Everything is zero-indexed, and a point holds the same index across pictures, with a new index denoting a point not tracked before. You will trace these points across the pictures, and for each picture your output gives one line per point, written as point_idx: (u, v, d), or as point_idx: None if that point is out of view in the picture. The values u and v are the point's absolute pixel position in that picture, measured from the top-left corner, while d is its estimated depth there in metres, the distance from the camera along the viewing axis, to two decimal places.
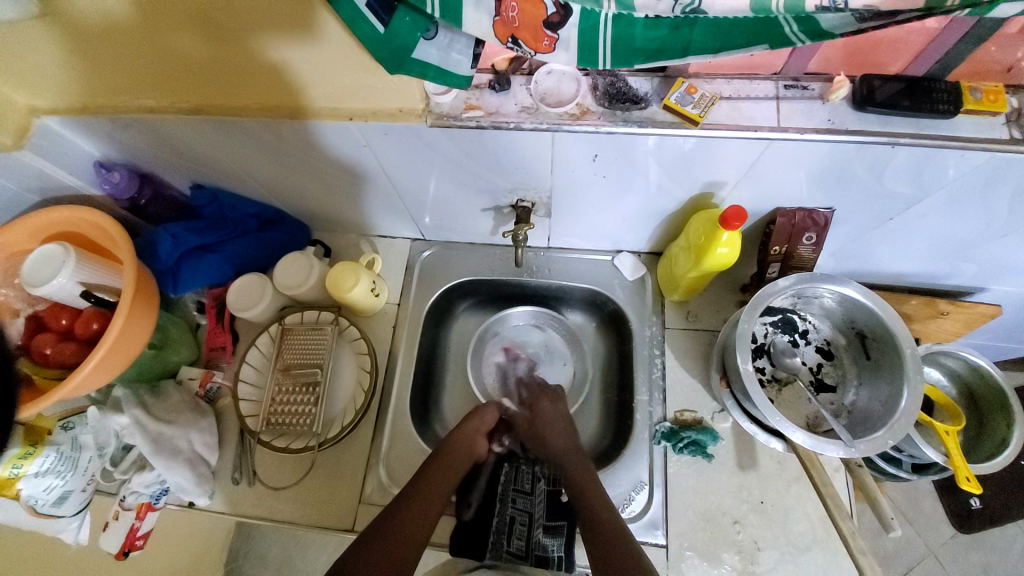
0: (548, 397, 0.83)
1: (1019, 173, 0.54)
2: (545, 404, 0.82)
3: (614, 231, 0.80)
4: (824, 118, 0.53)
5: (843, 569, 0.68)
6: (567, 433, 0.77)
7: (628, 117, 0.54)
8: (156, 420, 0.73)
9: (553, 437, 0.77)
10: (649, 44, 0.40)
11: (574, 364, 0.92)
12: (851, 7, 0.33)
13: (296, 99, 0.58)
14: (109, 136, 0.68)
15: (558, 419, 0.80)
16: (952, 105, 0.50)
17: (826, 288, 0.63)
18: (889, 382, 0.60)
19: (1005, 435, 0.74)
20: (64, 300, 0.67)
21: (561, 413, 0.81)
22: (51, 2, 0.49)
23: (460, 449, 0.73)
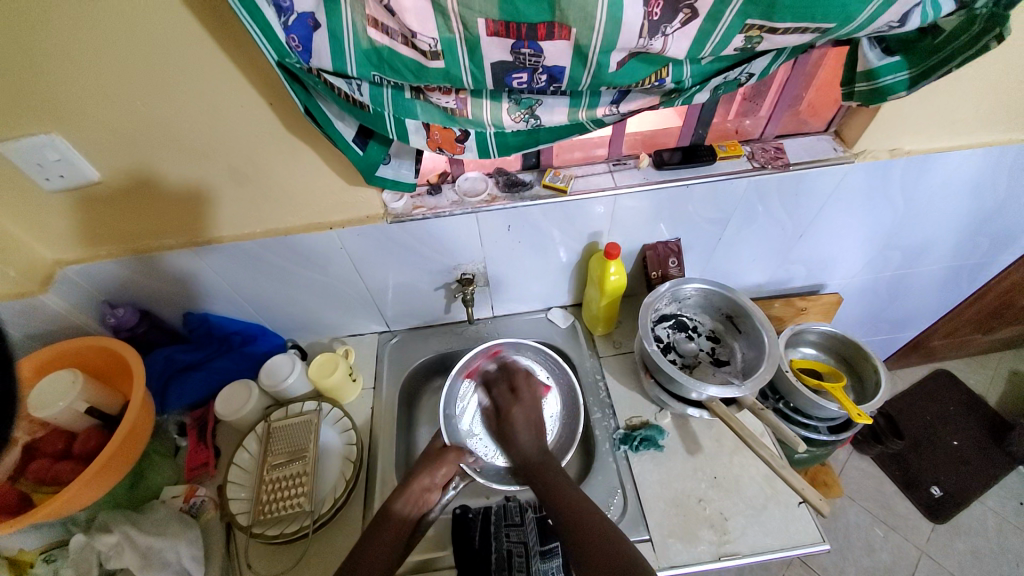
0: (518, 404, 0.88)
1: (772, 190, 0.86)
2: (515, 409, 0.87)
3: (541, 290, 1.03)
4: (642, 177, 0.84)
5: (796, 516, 0.80)
6: (537, 436, 0.84)
7: (523, 195, 0.82)
8: (145, 533, 0.73)
9: (520, 437, 0.84)
10: (517, 141, 0.68)
11: (564, 411, 0.92)
12: (621, 111, 0.64)
13: (261, 224, 0.82)
14: (122, 278, 0.85)
15: (527, 422, 0.85)
16: (710, 155, 0.83)
17: (690, 289, 0.94)
18: (757, 341, 0.87)
19: (876, 378, 1.00)
20: (65, 423, 0.75)
21: (531, 421, 0.86)
22: (113, 174, 0.71)
23: (428, 480, 0.81)
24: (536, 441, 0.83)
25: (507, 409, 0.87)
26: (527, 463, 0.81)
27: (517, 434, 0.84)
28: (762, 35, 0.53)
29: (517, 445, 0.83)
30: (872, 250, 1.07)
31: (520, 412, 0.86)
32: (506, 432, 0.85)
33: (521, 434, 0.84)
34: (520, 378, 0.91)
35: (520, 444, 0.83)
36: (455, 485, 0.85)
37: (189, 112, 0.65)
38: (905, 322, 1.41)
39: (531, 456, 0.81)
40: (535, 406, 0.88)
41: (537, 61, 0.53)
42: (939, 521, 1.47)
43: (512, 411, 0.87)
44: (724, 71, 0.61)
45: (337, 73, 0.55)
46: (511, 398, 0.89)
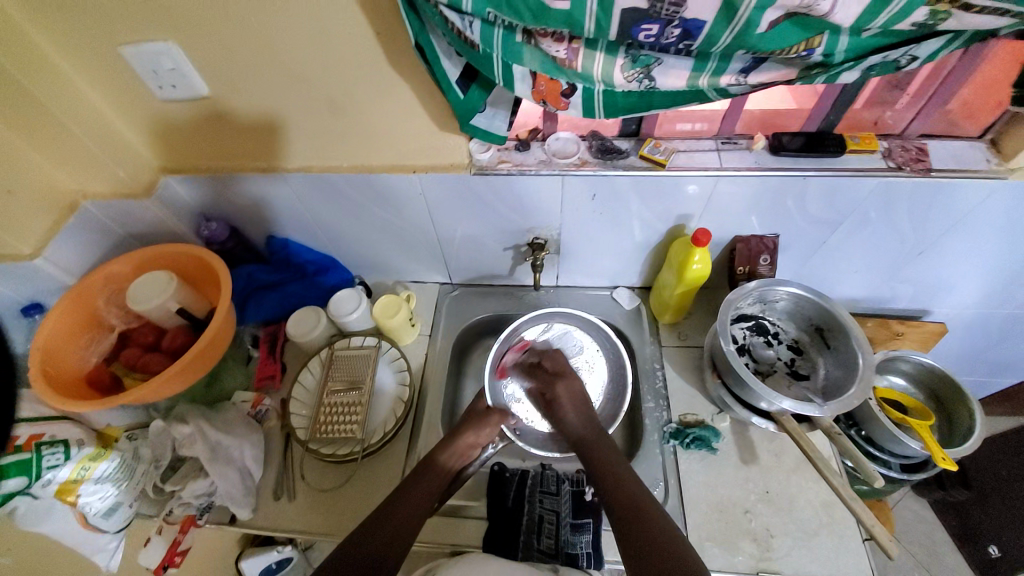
0: (561, 380, 0.88)
1: (902, 196, 0.75)
2: (560, 386, 0.86)
3: (611, 266, 0.98)
4: (753, 161, 0.75)
5: (850, 550, 0.74)
6: (586, 415, 0.83)
7: (616, 164, 0.77)
8: (217, 430, 0.80)
9: (569, 415, 0.83)
10: (626, 103, 0.62)
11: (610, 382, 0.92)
12: (750, 82, 0.56)
13: (349, 159, 0.83)
14: (216, 193, 0.89)
15: (572, 400, 0.85)
16: (839, 146, 0.73)
17: (780, 292, 0.86)
18: (848, 362, 0.80)
19: (971, 423, 0.89)
20: (159, 318, 0.83)
21: (576, 397, 0.86)
22: (218, 90, 0.73)
23: (473, 439, 0.82)
24: (586, 419, 0.83)
25: (552, 387, 0.87)
26: (578, 441, 0.80)
27: (567, 414, 0.83)
28: (951, 11, 0.45)
29: (567, 424, 0.83)
30: (1002, 283, 0.92)
31: (564, 389, 0.86)
32: (554, 410, 0.85)
33: (569, 413, 0.83)
34: (552, 355, 0.92)
35: (572, 422, 0.82)
36: (495, 444, 0.87)
37: (296, 35, 0.64)
38: (1017, 368, 1.23)
39: (584, 432, 0.81)
40: (576, 385, 0.88)
41: (675, 12, 0.47)
42: None
43: (557, 387, 0.86)
44: (886, 51, 0.51)
45: (452, 7, 0.51)
46: (553, 377, 0.89)
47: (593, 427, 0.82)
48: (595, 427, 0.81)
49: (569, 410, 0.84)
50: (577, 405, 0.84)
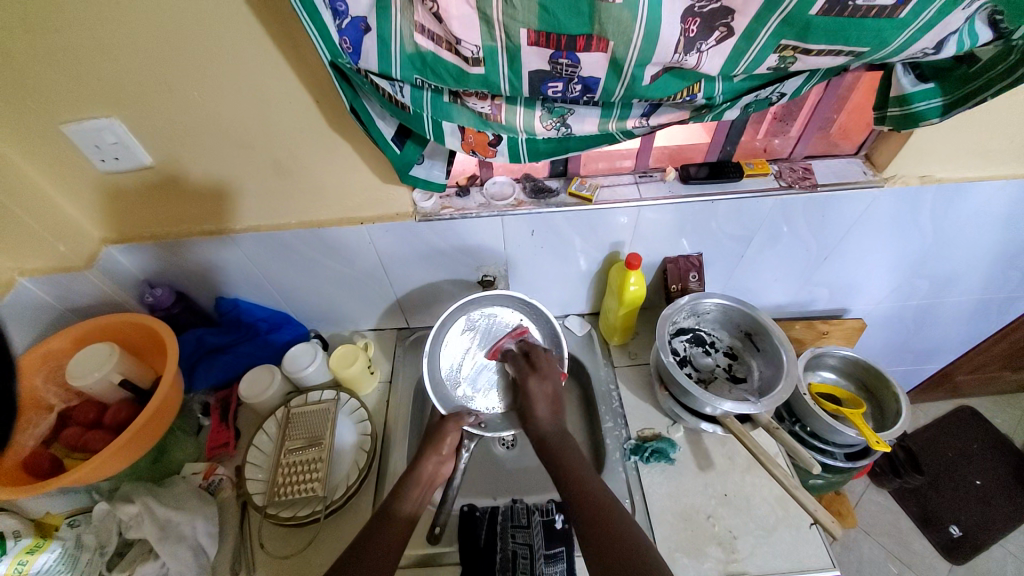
0: (535, 375, 0.82)
1: (797, 209, 0.86)
2: (533, 381, 0.81)
3: (559, 295, 1.04)
4: (668, 190, 0.85)
5: (808, 541, 0.78)
6: (555, 415, 0.79)
7: (549, 202, 0.84)
8: (165, 505, 0.76)
9: (538, 409, 0.79)
10: (548, 148, 0.70)
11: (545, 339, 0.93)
12: (651, 123, 0.65)
13: (296, 216, 0.86)
14: (161, 259, 0.89)
15: (546, 397, 0.80)
16: (737, 171, 0.84)
17: (710, 304, 0.94)
18: (776, 361, 0.87)
19: (898, 407, 0.98)
20: (100, 393, 0.79)
21: (549, 394, 0.81)
22: (162, 159, 0.75)
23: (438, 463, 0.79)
24: (551, 416, 0.78)
25: (525, 381, 0.82)
26: (543, 440, 0.76)
27: (535, 408, 0.79)
28: (796, 56, 0.54)
29: (533, 418, 0.78)
30: (898, 277, 1.05)
31: (538, 383, 0.81)
32: (525, 406, 0.80)
33: (539, 409, 0.79)
34: (539, 351, 0.86)
35: (538, 418, 0.78)
36: (467, 447, 0.83)
37: (238, 106, 0.69)
38: (932, 354, 1.37)
39: (548, 432, 0.77)
40: (555, 383, 0.83)
41: (574, 72, 0.55)
42: (956, 563, 1.41)
43: (529, 382, 0.82)
44: (756, 90, 0.62)
45: (382, 75, 0.58)
46: (530, 370, 0.84)
47: (559, 424, 0.78)
48: (560, 425, 0.78)
49: (539, 404, 0.80)
50: (550, 402, 0.80)
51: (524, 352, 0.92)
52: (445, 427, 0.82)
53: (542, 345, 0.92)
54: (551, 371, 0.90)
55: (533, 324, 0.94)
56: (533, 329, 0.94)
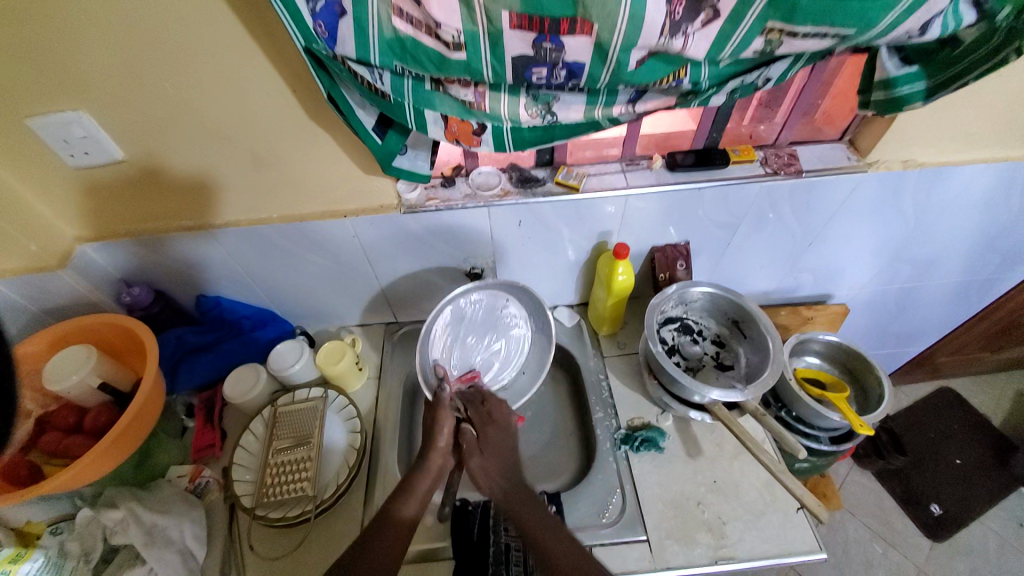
0: (492, 428, 0.78)
1: (783, 196, 0.86)
2: (488, 433, 0.77)
3: (548, 287, 1.03)
4: (654, 178, 0.84)
5: (795, 524, 0.79)
6: (509, 468, 0.75)
7: (535, 192, 0.83)
8: (150, 510, 0.74)
9: (494, 464, 0.75)
10: (533, 137, 0.69)
11: (532, 319, 0.93)
12: (638, 109, 0.64)
13: (276, 211, 0.83)
14: (137, 257, 0.86)
15: (500, 450, 0.76)
16: (723, 158, 0.84)
17: (698, 293, 0.94)
18: (762, 348, 0.88)
19: (881, 390, 1.00)
20: (78, 396, 0.77)
21: (501, 454, 0.76)
22: (135, 152, 0.72)
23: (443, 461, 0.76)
24: (506, 471, 0.74)
25: (480, 434, 0.77)
26: (505, 495, 0.72)
27: (489, 461, 0.75)
28: (782, 39, 0.54)
29: (486, 474, 0.74)
30: (881, 261, 1.06)
31: (491, 436, 0.77)
32: (474, 462, 0.76)
33: (491, 464, 0.75)
34: (495, 402, 0.81)
35: (498, 470, 0.74)
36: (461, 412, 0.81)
37: (211, 98, 0.66)
38: (914, 336, 1.40)
39: (505, 486, 0.73)
40: (509, 435, 0.79)
41: (558, 56, 0.54)
42: (937, 539, 1.45)
43: (484, 436, 0.77)
44: (742, 74, 0.61)
45: (360, 62, 0.56)
46: (485, 422, 0.79)
47: (511, 482, 0.73)
48: (519, 478, 0.74)
49: (490, 463, 0.75)
50: (502, 463, 0.75)
51: (513, 324, 0.94)
52: (438, 415, 0.80)
53: (529, 315, 0.94)
54: (542, 340, 0.93)
55: (519, 305, 0.93)
56: (519, 310, 0.94)
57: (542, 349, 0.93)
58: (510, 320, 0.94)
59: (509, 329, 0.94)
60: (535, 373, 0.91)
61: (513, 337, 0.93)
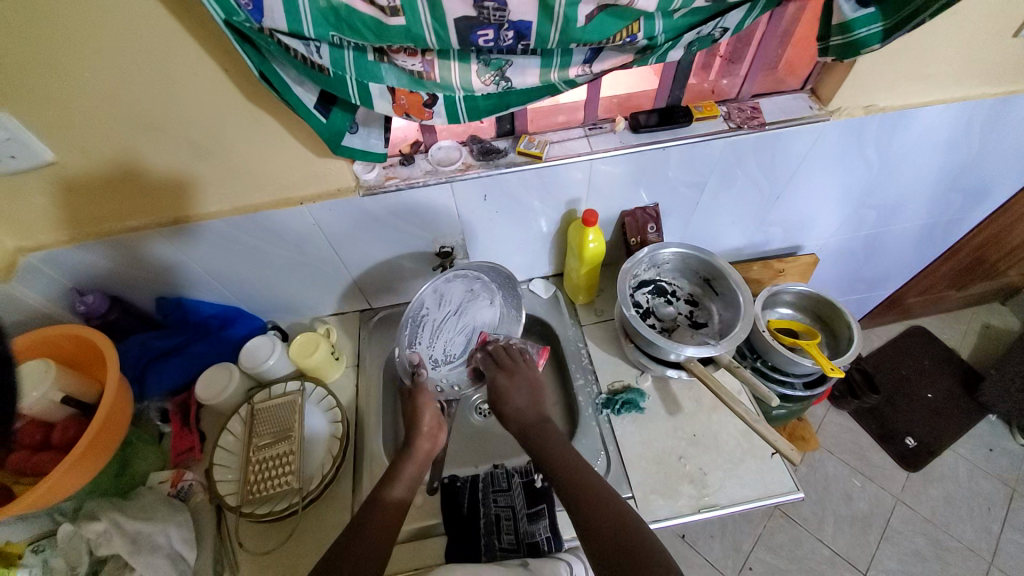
0: (504, 373, 0.79)
1: (748, 150, 0.86)
2: (501, 379, 0.78)
3: (522, 260, 1.02)
4: (618, 140, 0.82)
5: (772, 468, 0.83)
6: (530, 402, 0.76)
7: (498, 163, 0.80)
8: (133, 518, 0.73)
9: (517, 400, 0.76)
10: (488, 104, 0.66)
11: (501, 295, 0.90)
12: (594, 70, 0.62)
13: (229, 202, 0.79)
14: (88, 263, 0.82)
15: (521, 388, 0.77)
16: (686, 116, 0.82)
17: (668, 254, 0.95)
18: (734, 303, 0.90)
19: (850, 334, 1.03)
20: (41, 412, 0.74)
21: (523, 386, 0.77)
22: (66, 151, 0.67)
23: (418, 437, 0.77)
24: (530, 404, 0.76)
25: (496, 380, 0.78)
26: (525, 432, 0.74)
27: (513, 397, 0.76)
28: None
29: (512, 412, 0.76)
30: (847, 210, 1.08)
31: (507, 378, 0.78)
32: (498, 404, 0.77)
33: (515, 400, 0.76)
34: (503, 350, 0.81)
35: (518, 409, 0.75)
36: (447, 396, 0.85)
37: (140, 85, 0.61)
38: (882, 281, 1.44)
39: (525, 421, 0.75)
40: (525, 373, 0.79)
41: (502, 16, 0.51)
42: (911, 469, 1.54)
43: (498, 380, 0.78)
44: (697, 26, 0.59)
45: (291, 35, 0.52)
46: (497, 369, 0.80)
47: (536, 412, 0.76)
48: (540, 411, 0.76)
49: (513, 400, 0.76)
50: (529, 391, 0.77)
51: (483, 303, 0.89)
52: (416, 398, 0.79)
53: (498, 290, 0.91)
54: (514, 312, 0.90)
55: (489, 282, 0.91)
56: (488, 286, 0.91)
57: (511, 318, 0.89)
58: (479, 297, 0.90)
59: (480, 307, 0.89)
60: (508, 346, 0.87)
61: (485, 312, 0.89)
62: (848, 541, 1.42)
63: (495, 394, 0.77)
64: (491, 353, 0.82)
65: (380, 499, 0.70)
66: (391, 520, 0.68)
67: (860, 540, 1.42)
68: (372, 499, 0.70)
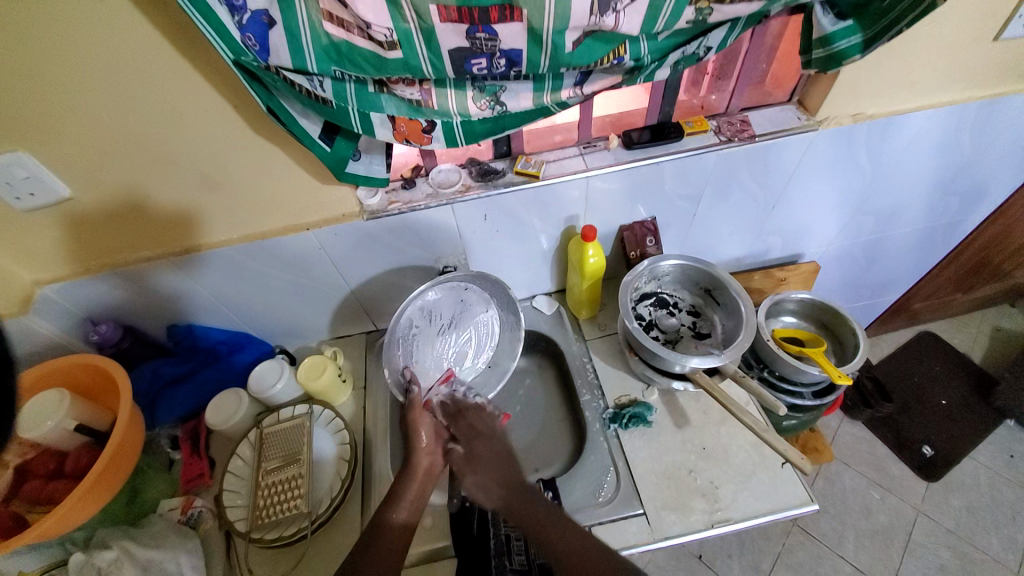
0: (480, 438, 0.78)
1: (740, 162, 0.88)
2: (478, 446, 0.77)
3: (523, 278, 1.04)
4: (612, 157, 0.85)
5: (784, 479, 0.82)
6: (506, 469, 0.75)
7: (496, 183, 0.83)
8: (144, 546, 0.73)
9: (496, 469, 0.75)
10: (484, 129, 0.69)
11: (494, 299, 0.94)
12: (585, 93, 0.65)
13: (237, 230, 0.82)
14: (102, 294, 0.84)
15: (493, 457, 0.76)
16: (678, 131, 0.85)
17: (667, 266, 0.96)
18: (735, 311, 0.90)
19: (856, 340, 1.02)
20: (54, 442, 0.75)
21: (495, 457, 0.76)
22: (84, 187, 0.70)
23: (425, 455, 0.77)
24: (506, 472, 0.74)
25: (470, 447, 0.77)
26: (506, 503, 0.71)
27: (491, 464, 0.75)
28: (711, 6, 0.55)
29: (488, 483, 0.74)
30: (844, 216, 1.09)
31: (482, 446, 0.77)
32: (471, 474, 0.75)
33: (489, 471, 0.75)
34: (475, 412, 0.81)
35: (498, 477, 0.74)
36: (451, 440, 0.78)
37: (154, 122, 0.65)
38: (887, 286, 1.44)
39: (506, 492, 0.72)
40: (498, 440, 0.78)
41: (494, 45, 0.54)
42: (931, 478, 1.50)
43: (474, 447, 0.77)
44: (682, 46, 0.62)
45: (296, 71, 0.55)
46: (470, 435, 0.78)
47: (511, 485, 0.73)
48: (519, 480, 0.74)
49: (487, 472, 0.75)
50: (499, 463, 0.75)
51: (477, 310, 0.93)
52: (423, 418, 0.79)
53: (489, 296, 0.94)
54: (510, 318, 0.94)
55: (479, 289, 0.93)
56: (479, 293, 0.93)
57: (509, 319, 0.93)
58: (471, 306, 0.93)
59: (474, 316, 0.92)
60: (508, 353, 0.92)
61: (481, 320, 0.92)
62: (871, 557, 1.37)
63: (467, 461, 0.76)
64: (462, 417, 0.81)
65: (390, 521, 0.70)
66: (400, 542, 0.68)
67: (883, 555, 1.38)
68: (381, 519, 0.69)
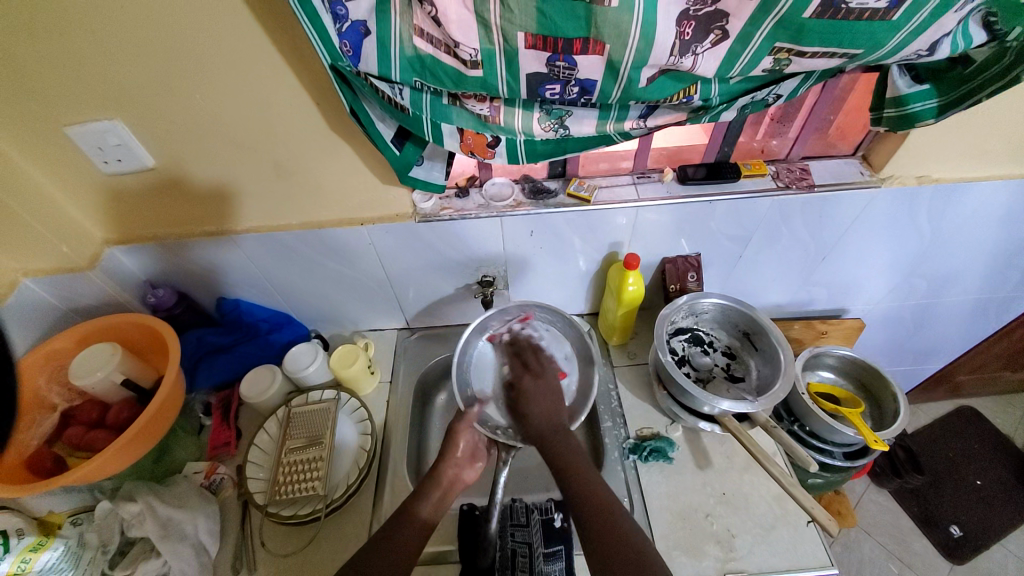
0: (530, 374, 0.83)
1: (795, 210, 0.87)
2: (527, 380, 0.82)
3: (558, 296, 1.05)
4: (665, 191, 0.85)
5: (805, 538, 0.79)
6: (550, 409, 0.78)
7: (547, 202, 0.85)
8: (168, 504, 0.76)
9: (538, 406, 0.78)
10: (546, 148, 0.71)
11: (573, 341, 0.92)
12: (649, 125, 0.66)
13: (295, 216, 0.86)
14: (164, 259, 0.90)
15: (543, 391, 0.80)
16: (734, 173, 0.84)
17: (708, 304, 0.95)
18: (773, 360, 0.88)
19: (895, 407, 0.98)
20: (102, 393, 0.80)
21: (545, 392, 0.80)
22: (165, 159, 0.76)
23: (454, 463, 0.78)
24: (551, 410, 0.78)
25: (519, 384, 0.82)
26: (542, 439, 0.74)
27: (531, 401, 0.79)
28: (791, 57, 0.55)
29: (532, 418, 0.77)
30: (896, 277, 1.05)
31: (531, 381, 0.82)
32: (518, 405, 0.80)
33: (535, 405, 0.78)
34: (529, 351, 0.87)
35: (538, 412, 0.77)
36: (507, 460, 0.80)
37: (234, 107, 0.69)
38: (933, 354, 1.37)
39: (543, 427, 0.76)
40: (548, 377, 0.83)
41: (571, 74, 0.56)
42: (955, 561, 1.41)
43: (523, 380, 0.82)
44: (752, 91, 0.62)
45: (381, 77, 0.59)
46: (524, 370, 0.85)
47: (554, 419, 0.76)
48: (557, 419, 0.76)
49: (537, 399, 0.79)
50: (544, 400, 0.79)
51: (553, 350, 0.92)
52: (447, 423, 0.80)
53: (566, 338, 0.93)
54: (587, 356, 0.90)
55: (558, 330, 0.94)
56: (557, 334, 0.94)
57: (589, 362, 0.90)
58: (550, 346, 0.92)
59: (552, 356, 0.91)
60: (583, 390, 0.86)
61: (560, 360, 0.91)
62: None
63: (518, 396, 0.81)
64: (520, 354, 0.88)
65: (405, 514, 0.71)
66: (412, 535, 0.69)
67: None
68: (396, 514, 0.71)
